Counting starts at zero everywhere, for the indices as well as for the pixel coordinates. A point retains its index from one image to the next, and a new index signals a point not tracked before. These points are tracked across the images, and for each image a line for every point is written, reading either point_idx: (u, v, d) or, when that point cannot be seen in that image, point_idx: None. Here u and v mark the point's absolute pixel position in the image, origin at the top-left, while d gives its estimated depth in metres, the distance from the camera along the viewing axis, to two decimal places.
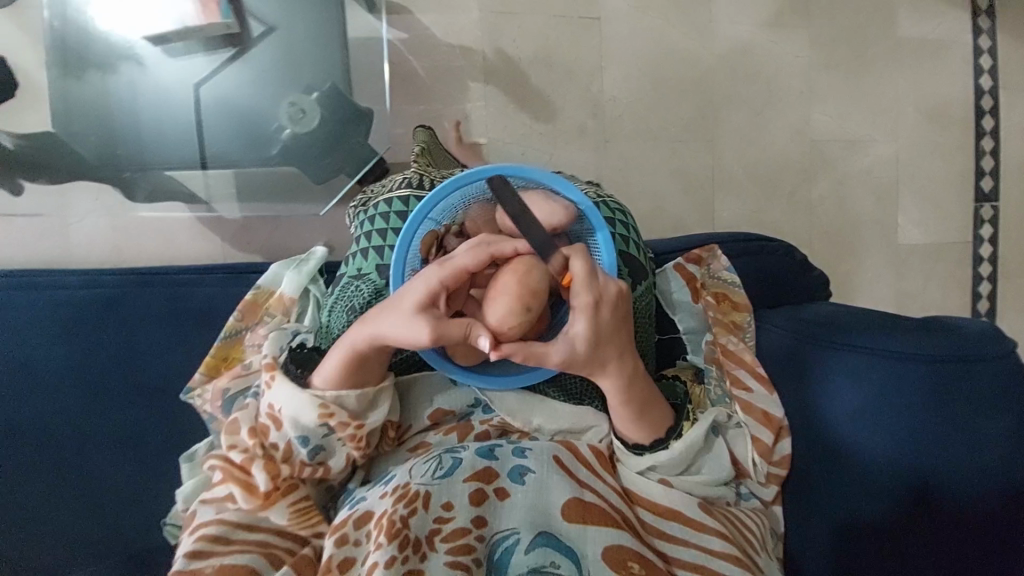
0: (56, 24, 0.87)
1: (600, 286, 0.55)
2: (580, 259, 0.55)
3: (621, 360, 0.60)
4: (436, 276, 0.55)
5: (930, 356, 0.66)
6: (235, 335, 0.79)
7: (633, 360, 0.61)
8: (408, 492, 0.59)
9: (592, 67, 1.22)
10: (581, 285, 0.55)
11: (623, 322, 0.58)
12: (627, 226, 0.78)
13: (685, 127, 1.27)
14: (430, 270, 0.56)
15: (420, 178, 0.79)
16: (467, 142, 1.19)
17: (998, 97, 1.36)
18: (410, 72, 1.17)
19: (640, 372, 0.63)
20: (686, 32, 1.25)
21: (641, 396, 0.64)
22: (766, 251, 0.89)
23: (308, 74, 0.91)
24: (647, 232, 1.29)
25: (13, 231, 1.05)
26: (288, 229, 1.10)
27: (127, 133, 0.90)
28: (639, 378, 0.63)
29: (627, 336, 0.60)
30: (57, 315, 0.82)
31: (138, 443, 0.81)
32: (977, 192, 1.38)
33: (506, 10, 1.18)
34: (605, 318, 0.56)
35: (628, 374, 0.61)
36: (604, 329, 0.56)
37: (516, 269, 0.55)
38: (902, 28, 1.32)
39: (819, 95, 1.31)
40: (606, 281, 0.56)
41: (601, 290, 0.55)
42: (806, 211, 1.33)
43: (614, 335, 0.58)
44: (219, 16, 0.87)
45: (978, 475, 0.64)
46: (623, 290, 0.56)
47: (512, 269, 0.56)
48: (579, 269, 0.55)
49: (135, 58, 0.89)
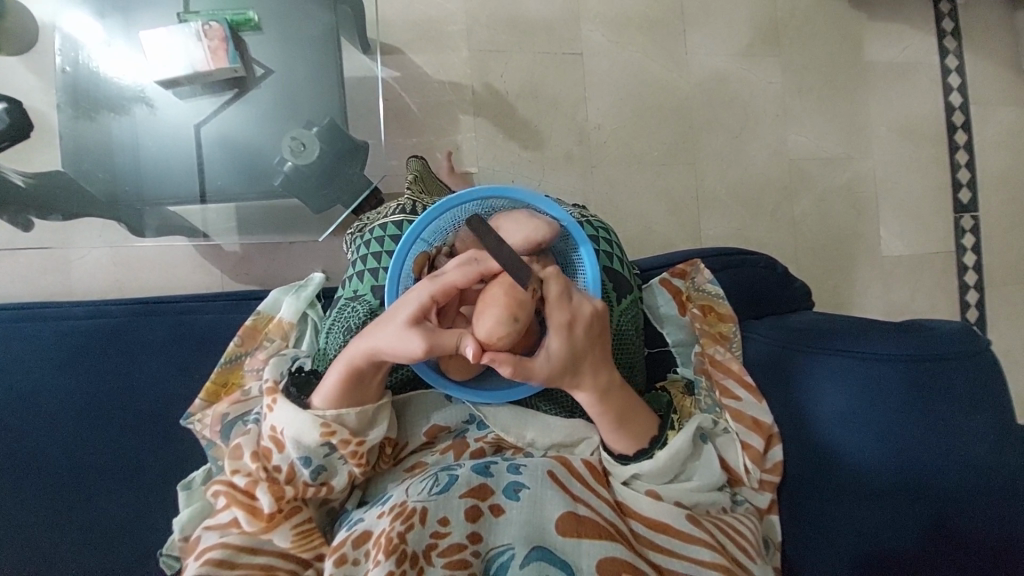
0: (68, 70, 0.93)
1: (574, 306, 0.59)
2: (554, 281, 0.59)
3: (597, 374, 0.63)
4: (426, 291, 0.58)
5: (905, 355, 0.69)
6: (235, 361, 0.82)
7: (611, 372, 0.64)
8: (406, 509, 0.60)
9: (577, 98, 1.30)
10: (555, 305, 0.58)
11: (599, 339, 0.61)
12: (611, 242, 0.82)
13: (667, 151, 1.33)
14: (422, 286, 0.59)
15: (413, 204, 0.83)
16: (459, 171, 1.24)
17: (968, 113, 1.43)
18: (404, 107, 1.24)
19: (620, 383, 0.65)
20: (665, 63, 1.33)
21: (621, 407, 0.66)
22: (748, 264, 0.92)
23: (307, 112, 0.97)
24: (637, 252, 1.32)
25: (18, 268, 1.09)
26: (286, 259, 1.15)
27: (128, 172, 0.95)
28: (617, 389, 0.65)
29: (604, 351, 0.63)
30: (63, 345, 0.84)
31: (135, 472, 0.81)
32: (955, 203, 1.43)
33: (494, 49, 1.26)
34: (580, 335, 0.59)
35: (605, 385, 0.63)
36: (579, 345, 0.60)
37: (505, 281, 0.58)
38: (868, 53, 1.40)
39: (794, 117, 1.38)
40: (579, 302, 0.59)
41: (575, 311, 0.59)
42: (790, 227, 1.38)
43: (590, 351, 0.61)
44: (228, 61, 0.92)
45: (965, 468, 0.65)
46: (598, 309, 0.60)
47: (501, 281, 0.58)
48: (552, 291, 0.58)
49: (145, 101, 0.94)
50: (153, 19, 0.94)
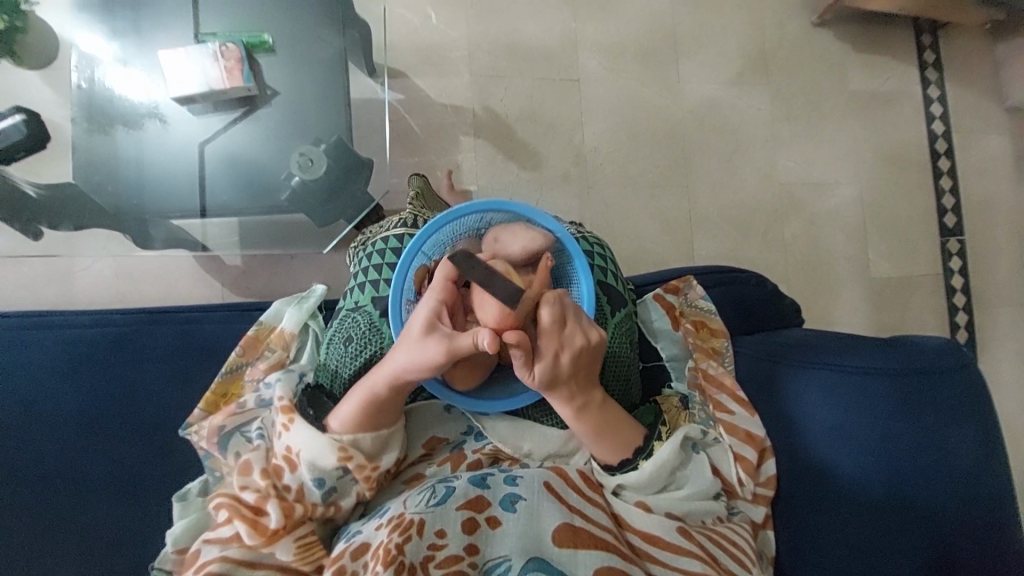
0: (84, 86, 0.97)
1: (566, 337, 0.61)
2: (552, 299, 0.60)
3: (579, 392, 0.65)
4: (435, 297, 0.60)
5: (892, 369, 0.71)
6: (235, 371, 0.82)
7: (595, 392, 0.66)
8: (403, 521, 0.60)
9: (574, 122, 1.35)
10: (549, 328, 0.60)
11: (585, 365, 0.63)
12: (605, 258, 0.84)
13: (661, 173, 1.38)
14: (430, 291, 0.60)
15: (414, 218, 0.85)
16: (459, 189, 1.27)
17: (951, 140, 1.49)
18: (406, 128, 1.28)
19: (601, 401, 0.67)
20: (658, 90, 1.39)
21: (603, 422, 0.68)
22: (738, 281, 0.94)
23: (316, 130, 1.01)
24: (631, 269, 1.35)
25: (21, 277, 1.11)
26: (286, 273, 1.17)
27: (137, 184, 0.98)
28: (599, 406, 0.67)
29: (589, 374, 0.65)
30: (65, 354, 0.84)
31: (130, 482, 0.81)
32: (941, 227, 1.47)
33: (494, 74, 1.32)
34: (567, 362, 0.61)
35: (589, 401, 0.66)
36: (564, 370, 0.62)
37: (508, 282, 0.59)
38: (853, 83, 1.47)
39: (783, 143, 1.43)
40: (572, 331, 0.61)
41: (565, 341, 0.60)
42: (781, 248, 1.41)
43: (576, 373, 0.63)
44: (242, 80, 0.96)
45: (948, 480, 0.67)
46: (590, 342, 0.62)
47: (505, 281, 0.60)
48: (546, 316, 0.59)
49: (159, 116, 0.98)
50: (170, 40, 0.98)
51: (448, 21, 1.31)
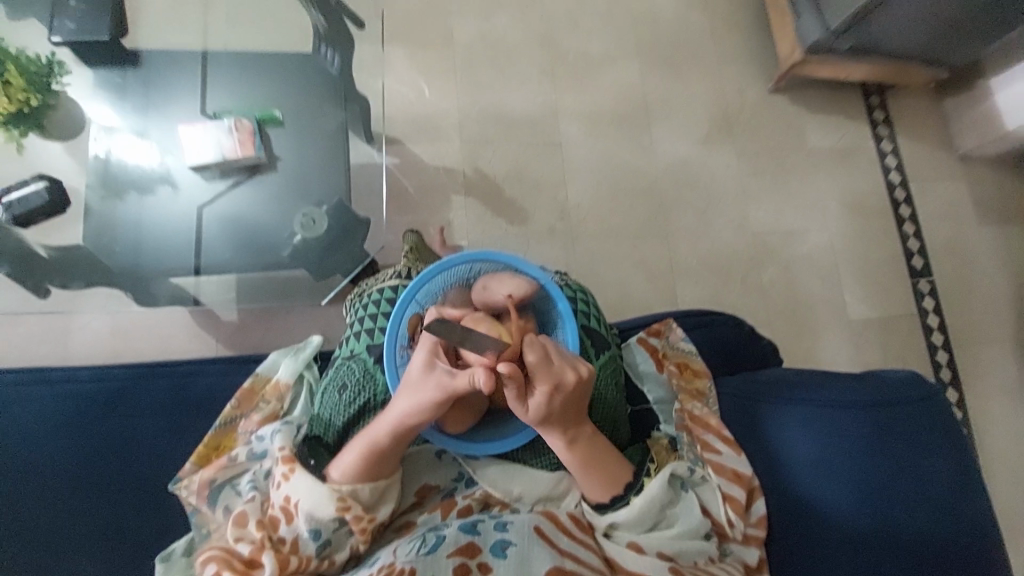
0: (102, 156, 1.05)
1: (557, 373, 0.63)
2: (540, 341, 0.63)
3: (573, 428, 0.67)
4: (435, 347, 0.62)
5: (864, 402, 0.74)
6: (229, 423, 0.83)
7: (584, 428, 0.69)
8: (393, 570, 0.60)
9: (558, 181, 1.45)
10: (541, 367, 0.62)
11: (577, 401, 0.66)
12: (588, 303, 0.89)
13: (641, 226, 1.47)
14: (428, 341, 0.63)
15: (409, 270, 0.91)
16: (451, 244, 1.35)
17: (909, 189, 1.62)
18: (402, 189, 1.37)
19: (592, 436, 0.69)
20: (634, 151, 1.51)
21: (596, 458, 0.69)
22: (717, 324, 0.99)
23: (318, 192, 1.09)
24: (617, 316, 1.40)
25: (19, 338, 1.13)
26: (281, 327, 1.20)
27: (144, 245, 1.03)
28: (591, 441, 0.69)
29: (580, 409, 0.67)
30: (61, 409, 0.85)
31: (116, 543, 0.79)
32: (910, 269, 1.56)
33: (483, 140, 1.44)
34: (559, 399, 0.63)
35: (582, 437, 0.68)
36: (557, 406, 0.64)
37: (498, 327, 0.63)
38: (811, 141, 1.61)
39: (753, 196, 1.54)
40: (563, 368, 0.63)
41: (557, 378, 0.63)
42: (760, 293, 1.48)
43: (566, 409, 0.65)
44: (254, 150, 1.05)
45: (930, 511, 0.69)
46: (581, 377, 0.64)
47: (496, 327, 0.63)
48: (535, 356, 0.62)
49: (171, 181, 1.06)
50: (188, 115, 1.08)
51: (440, 95, 1.44)
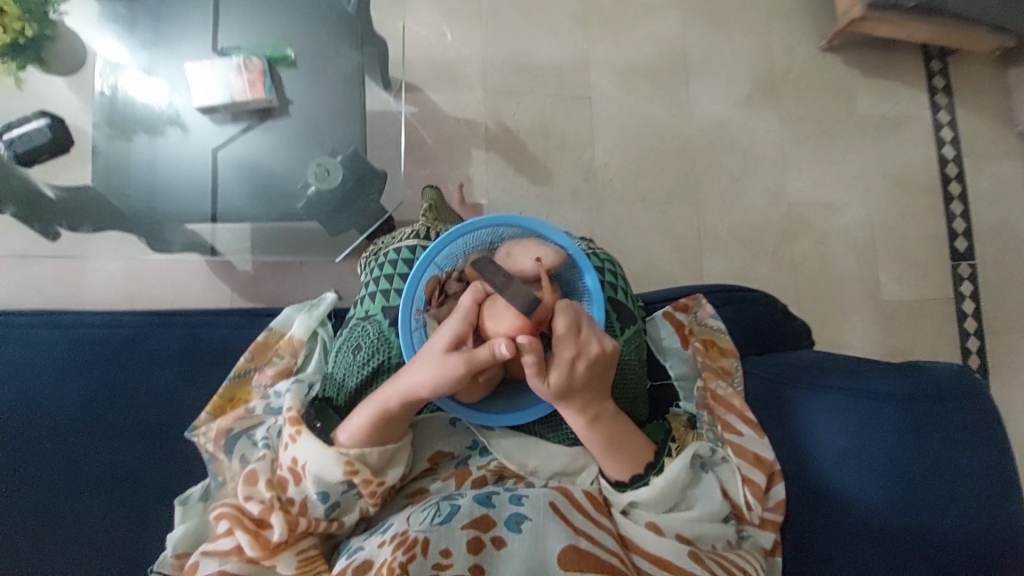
0: (107, 93, 1.00)
1: (582, 342, 0.60)
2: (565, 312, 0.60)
3: (594, 404, 0.65)
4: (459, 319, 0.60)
5: (902, 394, 0.70)
6: (243, 375, 0.82)
7: (604, 405, 0.66)
8: (407, 540, 0.59)
9: (584, 139, 1.36)
10: (564, 338, 0.60)
11: (600, 374, 0.63)
12: (616, 274, 0.84)
13: (670, 191, 1.38)
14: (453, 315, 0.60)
15: (427, 229, 0.86)
16: (469, 202, 1.29)
17: (963, 164, 1.49)
18: (420, 141, 1.30)
19: (612, 414, 0.67)
20: (668, 109, 1.40)
21: (614, 436, 0.67)
22: (748, 302, 0.94)
23: (332, 142, 1.02)
24: (639, 286, 1.35)
25: (32, 276, 1.13)
26: (295, 279, 1.18)
27: (155, 189, 0.99)
28: (612, 419, 0.67)
29: (602, 384, 0.64)
30: (73, 353, 0.85)
31: (132, 483, 0.81)
32: (953, 251, 1.46)
33: (507, 90, 1.34)
34: (581, 369, 0.61)
35: (602, 415, 0.66)
36: (579, 378, 0.61)
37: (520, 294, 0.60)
38: (863, 106, 1.48)
39: (792, 163, 1.44)
40: (588, 338, 0.60)
41: (582, 347, 0.60)
42: (790, 268, 1.41)
43: (590, 382, 0.62)
44: (264, 92, 0.98)
45: (961, 509, 0.66)
46: (605, 351, 0.61)
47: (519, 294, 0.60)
48: (562, 324, 0.59)
49: (181, 124, 1.00)
50: (195, 53, 1.01)
51: (463, 39, 1.33)
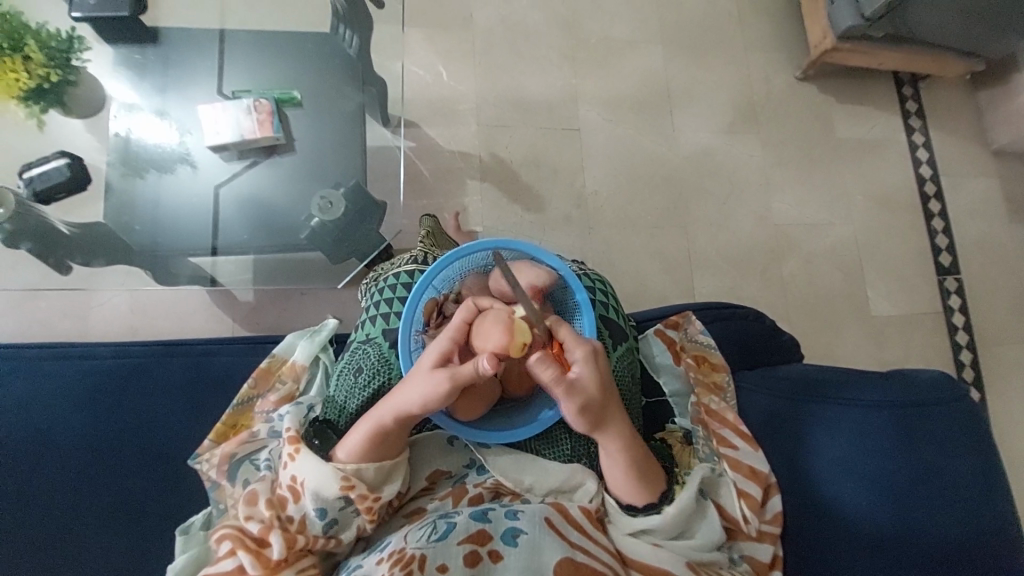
0: (122, 134, 1.05)
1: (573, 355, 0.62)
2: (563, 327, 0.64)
3: (617, 422, 0.65)
4: (446, 337, 0.63)
5: (890, 402, 0.72)
6: (247, 403, 0.84)
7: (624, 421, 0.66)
8: (404, 557, 0.60)
9: (575, 168, 1.42)
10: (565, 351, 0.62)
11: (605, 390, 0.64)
12: (606, 293, 0.88)
13: (660, 216, 1.44)
14: (440, 335, 0.64)
15: (425, 255, 0.90)
16: (466, 230, 1.33)
17: (940, 183, 1.56)
18: (417, 173, 1.36)
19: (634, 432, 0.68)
20: (654, 138, 1.47)
21: (636, 455, 0.67)
22: (737, 317, 0.97)
23: (335, 176, 1.08)
24: (632, 307, 1.38)
25: (40, 312, 1.16)
26: (296, 309, 1.21)
27: (161, 225, 1.04)
28: (632, 439, 0.67)
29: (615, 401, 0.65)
30: (79, 383, 0.86)
31: (134, 514, 0.81)
32: (938, 266, 1.51)
33: (499, 125, 1.41)
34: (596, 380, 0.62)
35: (628, 434, 0.67)
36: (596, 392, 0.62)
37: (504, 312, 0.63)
38: (840, 131, 1.56)
39: (776, 186, 1.50)
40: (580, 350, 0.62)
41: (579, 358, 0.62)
42: (780, 287, 1.45)
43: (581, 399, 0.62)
44: (272, 131, 1.04)
45: (957, 516, 0.67)
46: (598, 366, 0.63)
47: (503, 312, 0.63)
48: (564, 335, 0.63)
49: (189, 162, 1.06)
50: (206, 97, 1.07)
51: (457, 78, 1.42)
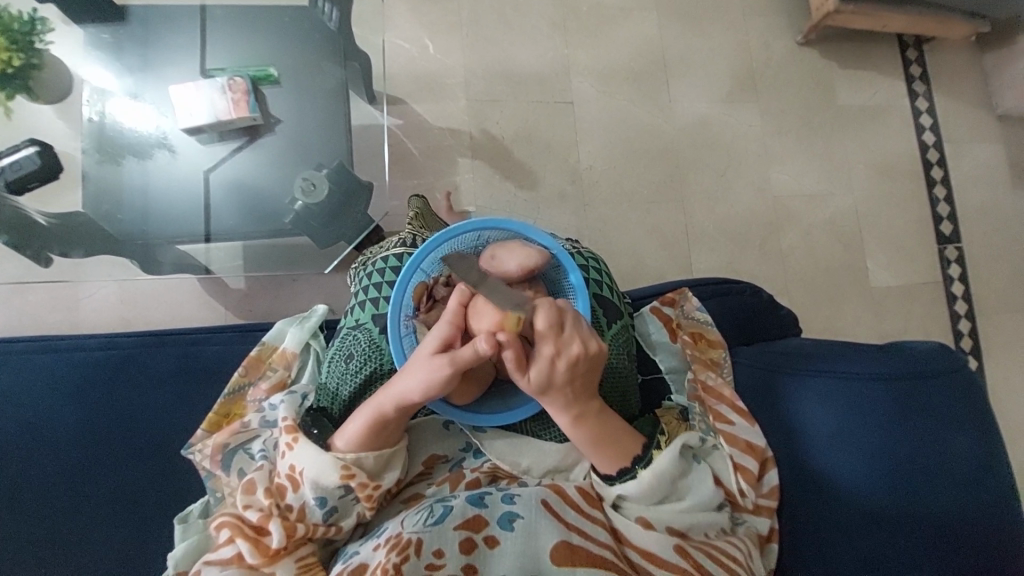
0: (96, 119, 1.01)
1: (564, 341, 0.60)
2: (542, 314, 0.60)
3: (584, 401, 0.65)
4: (448, 324, 0.61)
5: (886, 374, 0.71)
6: (238, 392, 0.83)
7: (591, 401, 0.66)
8: (401, 541, 0.60)
9: (568, 143, 1.38)
10: (545, 338, 0.60)
11: (584, 374, 0.63)
12: (600, 271, 0.86)
13: (656, 190, 1.40)
14: (441, 321, 0.62)
15: (413, 237, 0.87)
16: (458, 210, 1.30)
17: (943, 149, 1.52)
18: (406, 152, 1.32)
19: (597, 410, 0.67)
20: (650, 110, 1.43)
21: (596, 430, 0.67)
22: (733, 292, 0.95)
23: (318, 156, 1.04)
24: (629, 284, 1.37)
25: (26, 304, 1.14)
26: (288, 295, 1.20)
27: (141, 212, 1.01)
28: (593, 412, 0.67)
29: (589, 384, 0.65)
30: (70, 376, 0.85)
31: (133, 504, 0.81)
32: (939, 235, 1.49)
33: (489, 99, 1.36)
34: (561, 371, 0.61)
35: (577, 413, 0.66)
36: (560, 376, 0.61)
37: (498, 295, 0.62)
38: (841, 97, 1.51)
39: (775, 157, 1.46)
40: (569, 338, 0.61)
41: (565, 344, 0.60)
42: (779, 260, 1.43)
43: (574, 381, 0.63)
44: (249, 110, 1.00)
45: (951, 485, 0.67)
46: (588, 347, 0.61)
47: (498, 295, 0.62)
48: (541, 323, 0.59)
49: (167, 146, 1.02)
50: (181, 77, 1.03)
51: (444, 50, 1.36)
